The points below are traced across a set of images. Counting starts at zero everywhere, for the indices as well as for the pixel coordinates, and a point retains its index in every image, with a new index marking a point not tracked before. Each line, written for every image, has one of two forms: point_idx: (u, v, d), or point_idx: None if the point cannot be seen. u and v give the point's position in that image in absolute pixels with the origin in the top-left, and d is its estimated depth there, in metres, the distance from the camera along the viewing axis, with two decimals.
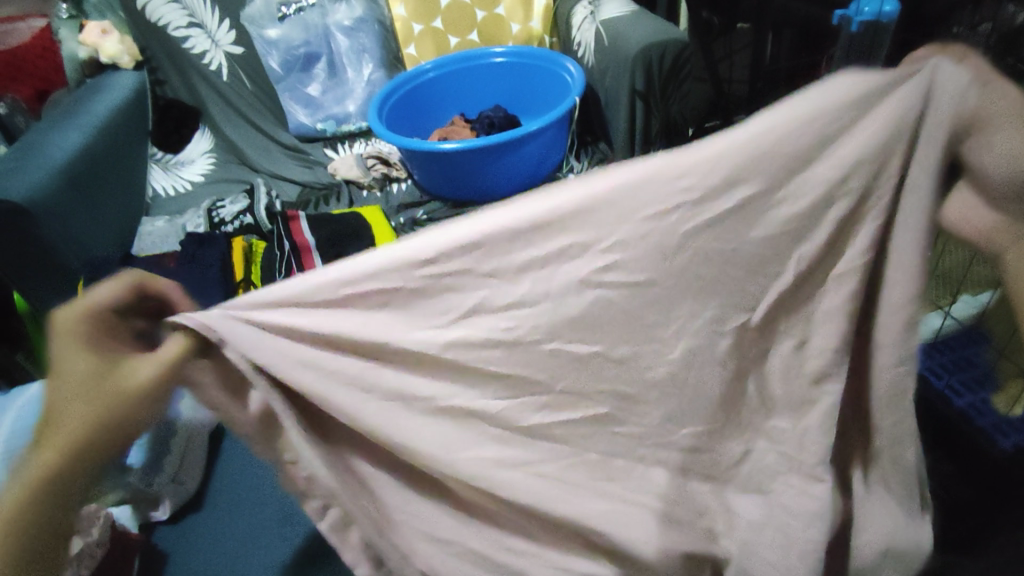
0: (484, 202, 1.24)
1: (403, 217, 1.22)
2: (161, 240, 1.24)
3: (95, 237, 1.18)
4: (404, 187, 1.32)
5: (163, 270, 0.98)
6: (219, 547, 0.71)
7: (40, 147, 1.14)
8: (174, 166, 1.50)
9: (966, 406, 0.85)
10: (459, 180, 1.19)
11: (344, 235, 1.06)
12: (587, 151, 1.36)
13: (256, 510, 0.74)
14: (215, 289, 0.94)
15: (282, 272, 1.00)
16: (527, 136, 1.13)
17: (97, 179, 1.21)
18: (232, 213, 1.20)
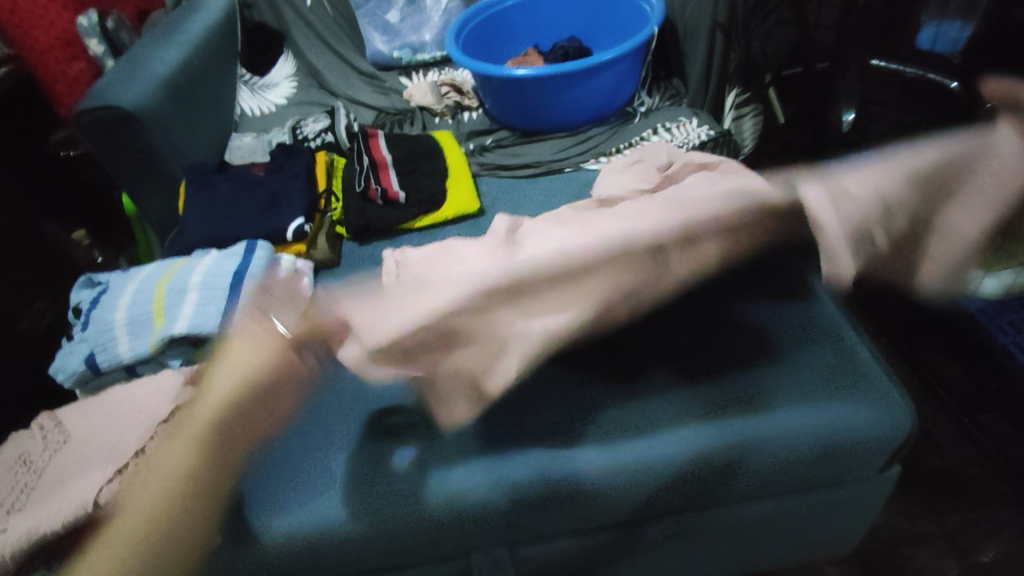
0: (554, 130, 1.25)
1: (473, 143, 1.25)
2: (251, 154, 1.33)
3: (193, 147, 1.28)
4: (475, 115, 1.35)
5: (253, 178, 1.07)
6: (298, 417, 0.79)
7: (145, 60, 1.23)
8: (261, 87, 1.56)
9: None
10: (530, 108, 1.21)
11: (418, 155, 1.12)
12: (660, 86, 1.35)
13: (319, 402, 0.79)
14: (299, 197, 1.02)
15: (360, 186, 1.05)
16: (601, 65, 1.13)
17: (194, 93, 1.30)
18: (315, 131, 1.26)
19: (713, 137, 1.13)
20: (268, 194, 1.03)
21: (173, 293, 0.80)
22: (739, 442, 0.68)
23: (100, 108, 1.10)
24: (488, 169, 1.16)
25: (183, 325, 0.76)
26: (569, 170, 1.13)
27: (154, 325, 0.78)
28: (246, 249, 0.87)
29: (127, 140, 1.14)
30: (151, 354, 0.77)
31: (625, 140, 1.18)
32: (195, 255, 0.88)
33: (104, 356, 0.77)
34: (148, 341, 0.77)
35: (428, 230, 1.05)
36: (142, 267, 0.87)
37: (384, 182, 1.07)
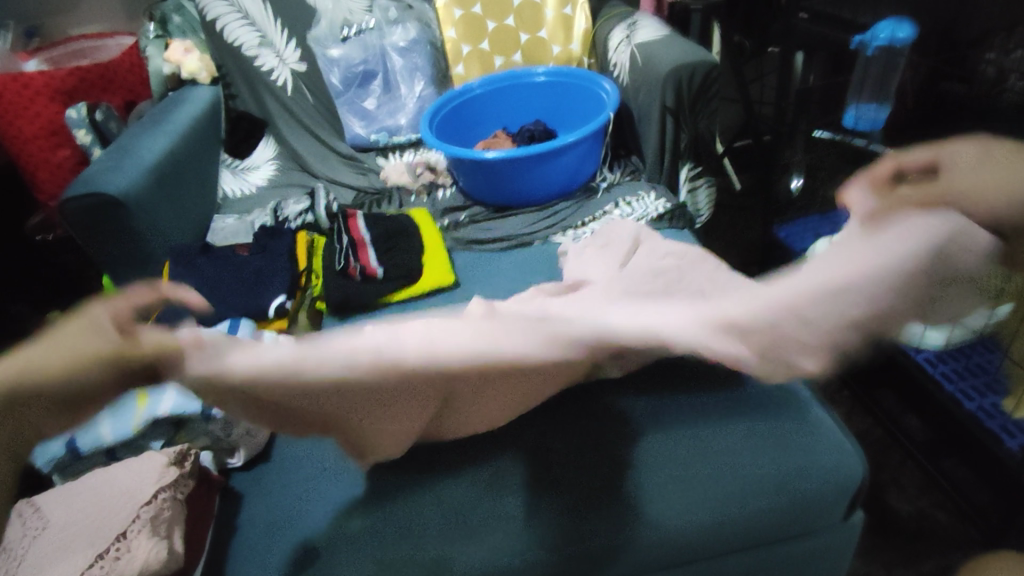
0: (523, 206, 1.33)
1: (447, 219, 1.32)
2: (234, 235, 1.38)
3: (177, 230, 1.32)
4: (449, 192, 1.43)
5: (237, 258, 1.12)
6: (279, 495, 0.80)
7: (133, 149, 1.30)
8: (243, 170, 1.64)
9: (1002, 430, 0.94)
10: (501, 186, 1.29)
11: (396, 233, 1.18)
12: (621, 163, 1.46)
13: (302, 478, 0.81)
14: (282, 275, 1.07)
15: (340, 263, 1.11)
16: (564, 147, 1.23)
17: (178, 178, 1.36)
18: (296, 211, 1.33)
19: (669, 209, 1.22)
20: (252, 273, 1.08)
21: None
22: (628, 523, 0.72)
23: (86, 196, 1.15)
24: (462, 244, 1.22)
25: (167, 407, 0.79)
26: (538, 242, 1.20)
27: (138, 407, 0.80)
28: (231, 327, 0.91)
29: (113, 226, 1.18)
30: (135, 435, 0.79)
31: (590, 213, 1.26)
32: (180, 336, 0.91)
33: (85, 440, 0.79)
34: (132, 422, 0.79)
35: (406, 303, 1.10)
36: None
37: (363, 259, 1.12)
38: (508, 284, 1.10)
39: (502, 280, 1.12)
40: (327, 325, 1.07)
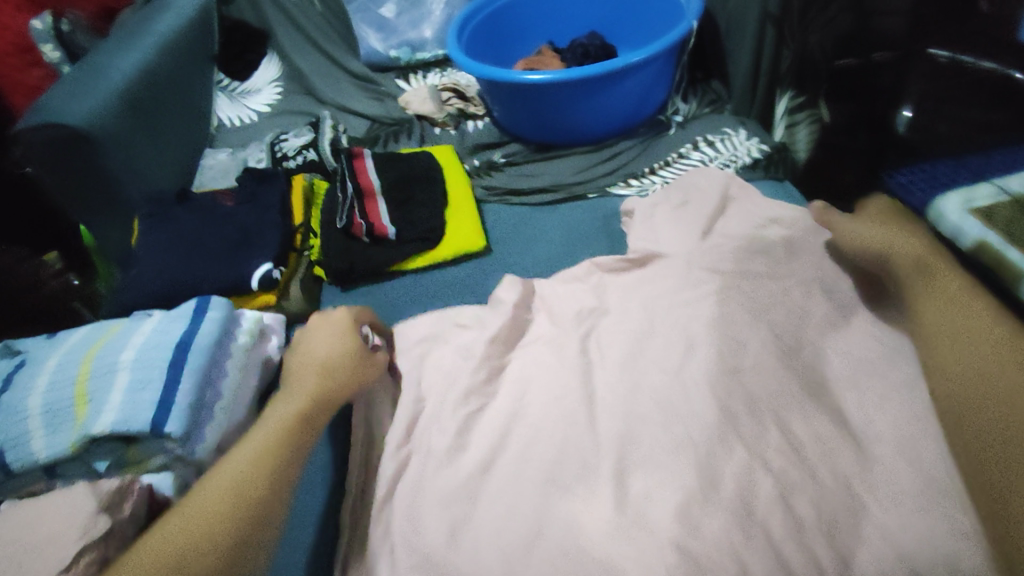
0: (574, 146, 1.07)
1: (478, 159, 1.07)
2: (220, 175, 1.16)
3: (155, 169, 1.11)
4: (481, 124, 1.17)
5: (220, 209, 0.90)
6: None
7: (102, 65, 1.06)
8: (241, 94, 1.40)
9: None
10: (548, 119, 1.03)
11: (413, 180, 0.95)
12: (695, 91, 1.16)
13: None
14: (272, 234, 0.85)
15: (342, 220, 0.88)
16: (631, 68, 0.95)
17: (159, 103, 1.13)
18: (295, 147, 1.10)
19: (766, 152, 0.96)
20: (236, 229, 0.86)
21: (102, 373, 0.63)
22: None
23: (44, 126, 0.91)
24: (496, 193, 0.98)
25: (106, 422, 0.59)
26: (592, 195, 0.96)
27: (76, 417, 0.60)
28: (199, 308, 0.70)
29: (76, 164, 0.96)
30: (74, 454, 0.59)
31: (658, 158, 1.00)
32: (137, 316, 0.71)
33: (13, 455, 0.60)
34: (68, 436, 0.59)
35: (424, 272, 0.87)
36: (73, 334, 0.69)
37: (371, 214, 0.90)
38: (550, 251, 0.87)
39: (544, 246, 0.89)
40: (326, 296, 0.86)
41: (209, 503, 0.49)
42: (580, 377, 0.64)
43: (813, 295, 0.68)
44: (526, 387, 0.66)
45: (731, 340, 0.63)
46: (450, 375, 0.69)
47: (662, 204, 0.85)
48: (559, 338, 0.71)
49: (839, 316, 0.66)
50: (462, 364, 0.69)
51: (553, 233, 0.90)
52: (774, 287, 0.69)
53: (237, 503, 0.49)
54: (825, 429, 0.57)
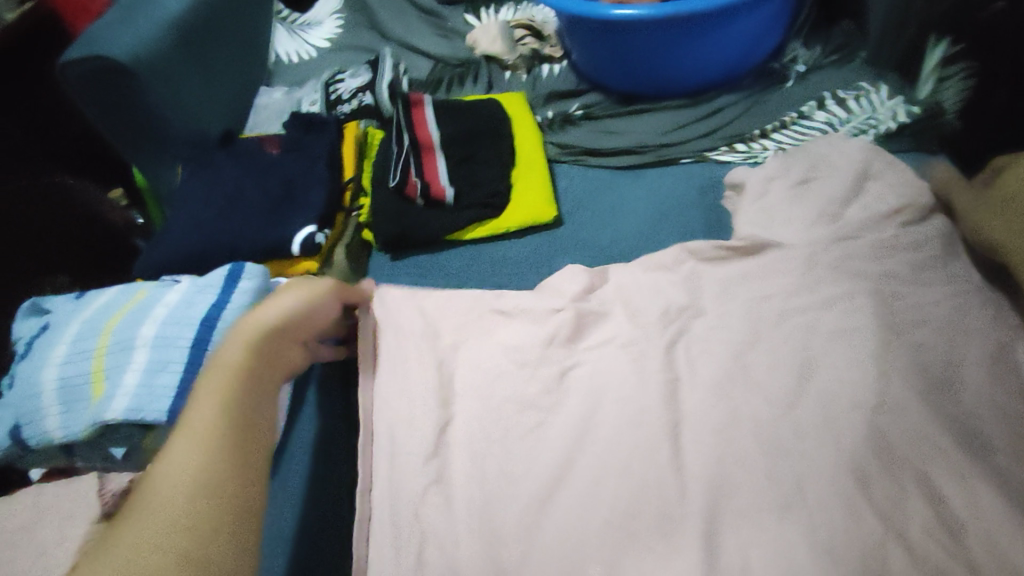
0: (664, 98, 0.91)
1: (553, 110, 0.93)
2: (273, 118, 1.07)
3: (206, 107, 1.03)
4: (558, 69, 1.02)
5: (265, 159, 0.82)
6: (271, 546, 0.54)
7: None
8: (302, 28, 1.29)
9: None
10: (635, 65, 0.87)
11: (478, 133, 0.83)
12: (823, 33, 0.96)
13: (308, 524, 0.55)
14: (317, 190, 0.76)
15: (394, 178, 0.78)
16: (743, 4, 0.78)
17: (212, 35, 1.03)
18: (351, 89, 0.99)
19: (916, 117, 0.78)
20: (279, 184, 0.78)
21: (120, 349, 0.57)
22: None
23: (87, 59, 0.85)
24: (571, 153, 0.85)
25: (120, 408, 0.53)
26: (686, 161, 0.81)
27: (92, 396, 0.55)
28: (228, 277, 0.62)
29: (122, 101, 0.90)
30: (89, 438, 0.54)
31: (769, 119, 0.84)
32: (164, 282, 0.64)
33: (31, 432, 0.56)
34: (83, 419, 0.54)
35: (484, 243, 0.76)
36: (98, 296, 0.64)
37: (428, 173, 0.79)
38: (632, 228, 0.75)
39: (625, 220, 0.76)
40: (373, 264, 0.77)
41: (180, 480, 0.35)
42: (664, 396, 0.52)
43: (979, 316, 0.52)
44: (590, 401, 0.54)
45: (866, 366, 0.49)
46: (503, 376, 0.58)
47: (773, 178, 0.69)
48: (640, 340, 0.58)
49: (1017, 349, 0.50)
50: (519, 365, 0.58)
51: (637, 207, 0.77)
52: (921, 300, 0.54)
53: (251, 413, 0.40)
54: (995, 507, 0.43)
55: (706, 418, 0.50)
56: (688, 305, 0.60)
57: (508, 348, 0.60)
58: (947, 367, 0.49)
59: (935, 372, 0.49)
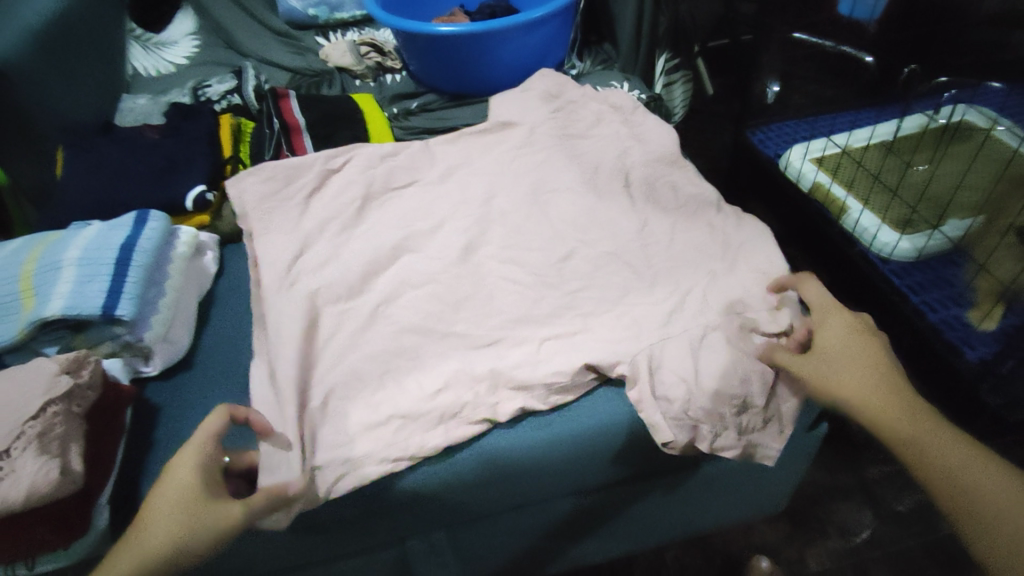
0: (482, 97, 1.19)
1: (397, 107, 1.18)
2: (144, 116, 1.18)
3: (74, 106, 1.12)
4: (399, 77, 1.26)
5: (147, 139, 0.95)
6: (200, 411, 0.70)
7: (14, 5, 1.06)
8: (157, 46, 1.40)
9: (975, 355, 0.93)
10: (458, 70, 1.14)
11: (336, 117, 1.04)
12: (591, 51, 1.33)
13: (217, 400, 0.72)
14: (201, 161, 0.92)
15: (270, 152, 0.99)
16: (531, 23, 1.09)
17: (73, 45, 1.13)
18: (218, 92, 1.15)
19: (648, 98, 1.15)
20: (163, 157, 0.91)
21: (46, 271, 0.69)
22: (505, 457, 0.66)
23: None
24: (412, 133, 1.09)
25: (57, 307, 0.66)
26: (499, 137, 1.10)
27: (23, 308, 0.67)
28: (137, 219, 0.76)
29: None
30: (22, 341, 0.67)
31: None
32: (75, 227, 0.77)
33: None
34: (16, 325, 0.67)
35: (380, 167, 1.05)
36: (10, 242, 0.75)
37: (297, 147, 1.00)
38: None
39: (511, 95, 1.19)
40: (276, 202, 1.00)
41: None
42: (475, 275, 0.79)
43: (665, 176, 0.90)
44: (407, 219, 0.87)
45: (598, 236, 0.82)
46: (369, 274, 0.80)
47: (552, 124, 0.99)
48: (470, 245, 0.82)
49: (708, 221, 0.84)
50: (385, 268, 0.80)
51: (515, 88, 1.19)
52: (636, 154, 0.94)
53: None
54: (665, 297, 0.74)
55: (502, 286, 0.77)
56: (502, 216, 0.86)
57: (372, 257, 0.81)
58: (644, 241, 0.81)
59: (635, 242, 0.81)
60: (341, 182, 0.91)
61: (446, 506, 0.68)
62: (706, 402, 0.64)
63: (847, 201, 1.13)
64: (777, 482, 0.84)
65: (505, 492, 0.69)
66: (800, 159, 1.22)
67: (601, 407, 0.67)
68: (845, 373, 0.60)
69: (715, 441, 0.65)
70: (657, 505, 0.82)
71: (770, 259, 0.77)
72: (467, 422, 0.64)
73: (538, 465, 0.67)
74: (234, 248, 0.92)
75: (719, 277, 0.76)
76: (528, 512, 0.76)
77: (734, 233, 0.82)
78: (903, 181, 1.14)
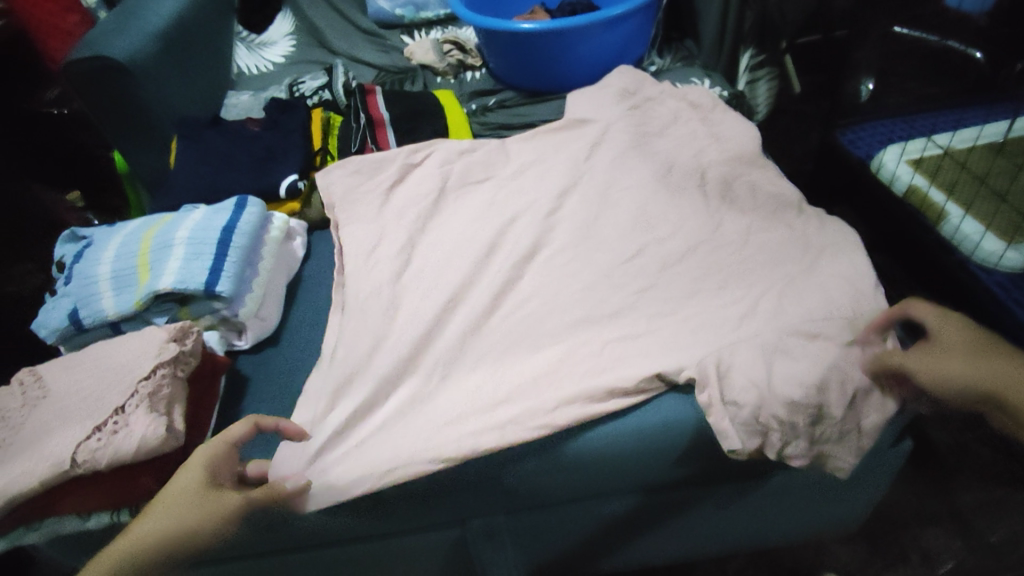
0: (559, 94, 1.20)
1: (476, 103, 1.21)
2: (245, 111, 1.28)
3: (185, 101, 1.22)
4: (479, 74, 1.29)
5: (247, 132, 1.02)
6: (285, 384, 0.76)
7: (138, 9, 1.17)
8: (258, 45, 1.51)
9: None
10: (537, 68, 1.16)
11: (418, 113, 1.09)
12: (672, 48, 1.31)
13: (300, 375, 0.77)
14: (294, 153, 0.98)
15: (356, 145, 1.04)
16: (612, 20, 1.09)
17: (187, 45, 1.24)
18: (311, 88, 1.22)
19: (730, 95, 1.12)
20: (261, 149, 0.99)
21: (159, 249, 0.77)
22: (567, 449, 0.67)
23: (95, 60, 1.04)
24: (490, 128, 1.12)
25: (167, 281, 0.73)
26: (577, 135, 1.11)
27: (139, 281, 0.75)
28: (237, 205, 0.83)
29: (116, 95, 1.08)
30: (137, 310, 0.74)
31: None
32: (183, 211, 0.84)
33: (87, 312, 0.75)
34: (132, 296, 0.74)
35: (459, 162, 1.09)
36: (130, 222, 0.84)
37: (381, 142, 1.05)
38: None
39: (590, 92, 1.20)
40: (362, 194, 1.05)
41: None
42: (546, 270, 0.80)
43: (744, 175, 0.88)
44: (481, 213, 0.89)
45: (671, 234, 0.81)
46: (443, 264, 0.83)
47: (629, 121, 0.98)
48: (541, 239, 0.84)
49: (788, 222, 0.81)
50: (459, 258, 0.83)
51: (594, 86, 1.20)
52: (715, 153, 0.92)
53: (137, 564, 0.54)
54: (738, 299, 0.73)
55: (572, 281, 0.78)
56: (574, 211, 0.87)
57: (447, 248, 0.85)
58: (719, 240, 0.80)
59: (709, 242, 0.80)
60: (421, 175, 0.95)
61: (506, 491, 0.70)
62: (780, 410, 0.61)
63: (947, 207, 1.06)
64: (853, 498, 0.80)
65: (566, 483, 0.70)
66: (895, 161, 1.15)
67: (666, 408, 0.67)
68: (955, 359, 0.56)
69: (782, 449, 0.63)
70: (720, 511, 0.80)
71: (855, 263, 0.74)
72: (531, 410, 0.65)
73: (599, 460, 0.68)
74: (320, 235, 0.98)
75: (798, 281, 0.73)
76: (586, 504, 0.77)
77: (817, 236, 0.79)
78: (1012, 187, 1.06)
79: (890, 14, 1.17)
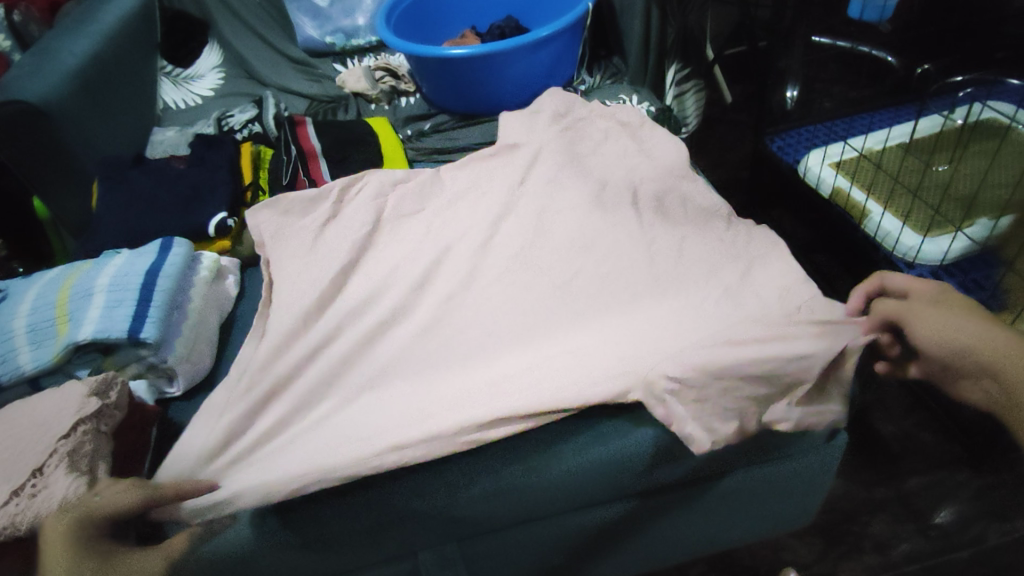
0: (493, 116, 1.21)
1: (410, 128, 1.21)
2: (172, 147, 1.24)
3: (107, 141, 1.18)
4: (413, 100, 1.30)
5: (173, 170, 1.00)
6: None
7: (52, 49, 1.13)
8: (185, 79, 1.48)
9: None
10: (468, 91, 1.17)
11: (351, 142, 1.08)
12: (601, 65, 1.35)
13: None
14: (222, 189, 0.96)
15: (287, 177, 1.03)
16: (537, 42, 1.12)
17: (107, 84, 1.20)
18: (240, 121, 1.20)
19: (657, 110, 1.16)
20: (188, 187, 0.96)
21: (79, 297, 0.74)
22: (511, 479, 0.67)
23: (4, 103, 0.99)
24: (424, 153, 1.12)
25: (88, 331, 0.70)
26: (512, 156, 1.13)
27: (57, 332, 0.72)
28: (162, 247, 0.81)
29: (30, 139, 1.03)
30: (56, 364, 0.71)
31: None
32: (105, 256, 0.81)
33: (3, 369, 0.71)
34: (51, 349, 0.71)
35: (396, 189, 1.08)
36: (46, 272, 0.80)
37: (314, 173, 1.04)
38: None
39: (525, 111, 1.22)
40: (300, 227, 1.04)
41: None
42: (483, 293, 0.81)
43: (674, 189, 0.90)
44: (417, 241, 0.89)
45: (604, 251, 0.83)
46: (380, 294, 0.83)
47: (561, 141, 1.00)
48: (478, 263, 0.84)
49: (715, 232, 0.84)
50: (397, 288, 0.83)
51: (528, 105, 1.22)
52: (644, 168, 0.95)
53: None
54: (670, 309, 0.75)
55: (510, 303, 0.79)
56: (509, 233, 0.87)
57: (385, 278, 0.84)
58: (650, 253, 0.82)
59: (641, 255, 0.81)
60: (358, 206, 0.94)
61: (453, 521, 0.69)
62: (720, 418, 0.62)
63: (868, 206, 1.12)
64: (797, 495, 0.83)
65: (513, 509, 0.70)
66: (818, 164, 1.21)
67: (607, 434, 0.68)
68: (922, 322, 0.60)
69: (743, 439, 0.65)
70: (669, 520, 0.81)
71: (779, 267, 0.77)
72: (475, 434, 0.64)
73: (544, 485, 0.68)
74: (254, 272, 0.96)
75: (725, 288, 0.76)
76: (537, 526, 0.76)
77: (744, 245, 0.81)
78: (923, 184, 1.12)
79: (803, 25, 1.22)
